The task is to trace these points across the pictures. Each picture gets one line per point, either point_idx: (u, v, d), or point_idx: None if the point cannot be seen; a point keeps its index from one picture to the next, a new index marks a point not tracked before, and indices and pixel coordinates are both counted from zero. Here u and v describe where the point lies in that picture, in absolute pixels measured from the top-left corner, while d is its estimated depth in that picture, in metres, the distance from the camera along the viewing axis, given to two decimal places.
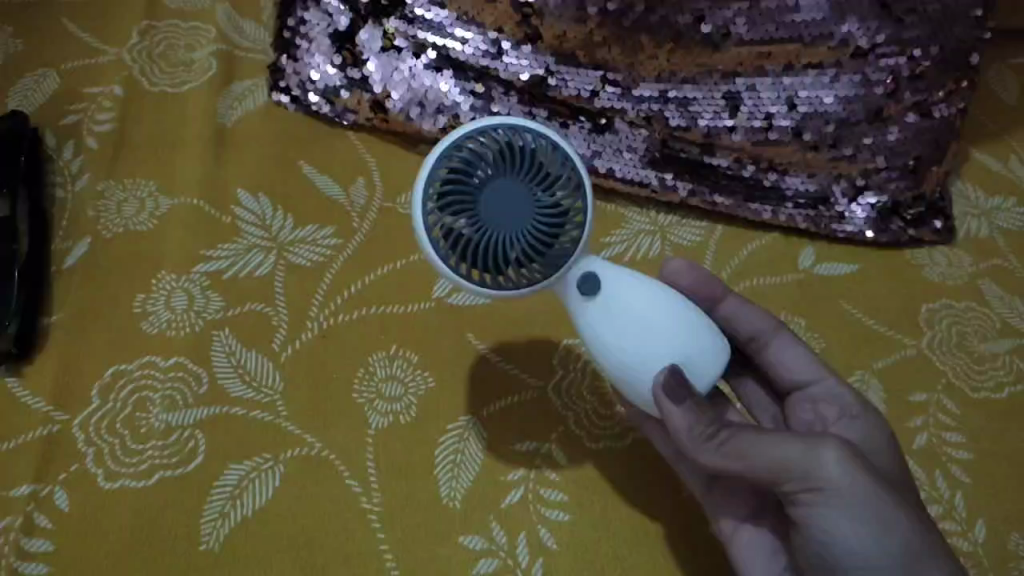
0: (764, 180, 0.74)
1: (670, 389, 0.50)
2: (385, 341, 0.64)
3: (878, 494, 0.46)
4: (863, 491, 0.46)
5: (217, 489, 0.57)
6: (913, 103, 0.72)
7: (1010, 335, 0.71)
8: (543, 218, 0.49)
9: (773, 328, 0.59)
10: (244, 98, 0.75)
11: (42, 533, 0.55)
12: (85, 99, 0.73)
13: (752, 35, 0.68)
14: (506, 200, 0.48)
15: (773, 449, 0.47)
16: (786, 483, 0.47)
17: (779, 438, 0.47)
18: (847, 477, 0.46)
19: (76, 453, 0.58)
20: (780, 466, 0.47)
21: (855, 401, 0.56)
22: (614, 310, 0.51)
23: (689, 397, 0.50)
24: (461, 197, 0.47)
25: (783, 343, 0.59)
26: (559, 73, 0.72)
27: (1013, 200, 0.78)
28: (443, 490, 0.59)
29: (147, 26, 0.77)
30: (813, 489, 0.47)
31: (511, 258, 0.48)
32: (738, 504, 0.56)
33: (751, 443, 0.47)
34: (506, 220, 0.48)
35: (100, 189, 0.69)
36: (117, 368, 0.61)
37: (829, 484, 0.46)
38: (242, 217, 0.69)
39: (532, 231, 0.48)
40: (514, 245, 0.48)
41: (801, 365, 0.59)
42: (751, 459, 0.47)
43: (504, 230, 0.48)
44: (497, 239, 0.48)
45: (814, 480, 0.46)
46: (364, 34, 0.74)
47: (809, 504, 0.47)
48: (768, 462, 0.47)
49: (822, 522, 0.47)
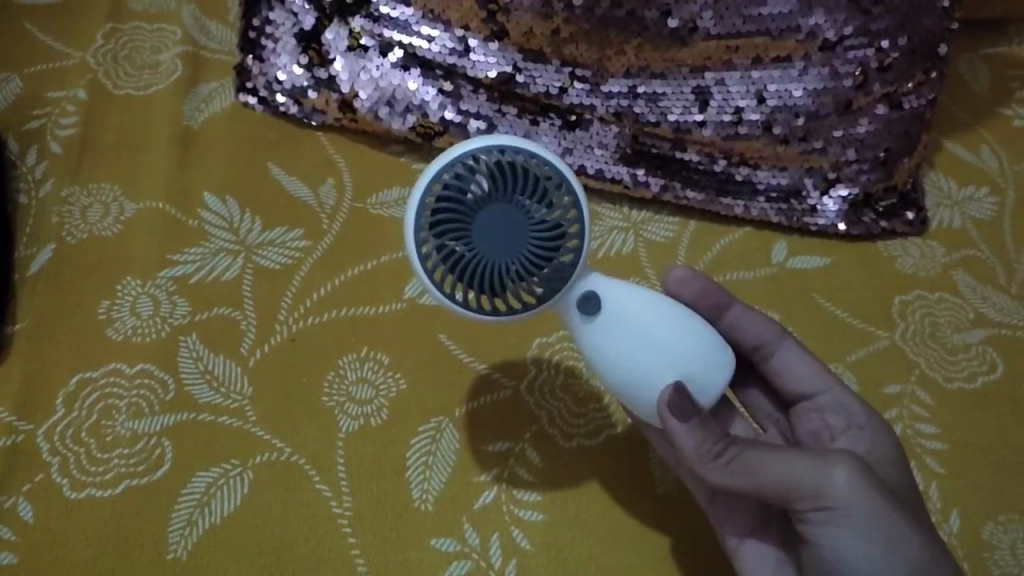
0: (736, 175, 0.74)
1: (675, 407, 0.48)
2: (355, 342, 0.64)
3: (888, 511, 0.46)
4: (873, 510, 0.46)
5: (184, 496, 0.57)
6: (882, 95, 0.71)
7: (983, 325, 0.71)
8: (540, 234, 0.47)
9: (779, 337, 0.59)
10: (211, 100, 0.74)
11: (7, 545, 0.54)
12: (48, 103, 0.72)
13: (719, 30, 0.68)
14: (501, 223, 0.46)
15: (783, 467, 0.47)
16: (796, 501, 0.47)
17: (789, 456, 0.47)
18: (858, 494, 0.46)
19: (40, 463, 0.57)
20: (790, 484, 0.47)
21: (861, 410, 0.56)
22: (616, 327, 0.50)
23: (694, 414, 0.48)
24: (454, 222, 0.46)
25: (788, 352, 0.59)
26: (527, 70, 0.72)
27: (985, 190, 0.78)
28: (414, 493, 0.59)
29: (111, 28, 0.76)
30: (823, 508, 0.47)
31: (508, 279, 0.47)
32: (743, 515, 0.55)
33: (760, 461, 0.47)
34: (502, 241, 0.46)
35: (64, 194, 0.68)
36: (82, 376, 0.60)
37: (839, 502, 0.46)
38: (209, 221, 0.68)
39: (528, 250, 0.47)
40: (512, 264, 0.47)
41: (807, 375, 0.58)
42: (761, 479, 0.47)
43: (499, 251, 0.47)
44: (494, 261, 0.46)
45: (824, 497, 0.46)
46: (329, 33, 0.73)
47: (820, 522, 0.47)
48: (778, 480, 0.47)
49: (832, 540, 0.47)
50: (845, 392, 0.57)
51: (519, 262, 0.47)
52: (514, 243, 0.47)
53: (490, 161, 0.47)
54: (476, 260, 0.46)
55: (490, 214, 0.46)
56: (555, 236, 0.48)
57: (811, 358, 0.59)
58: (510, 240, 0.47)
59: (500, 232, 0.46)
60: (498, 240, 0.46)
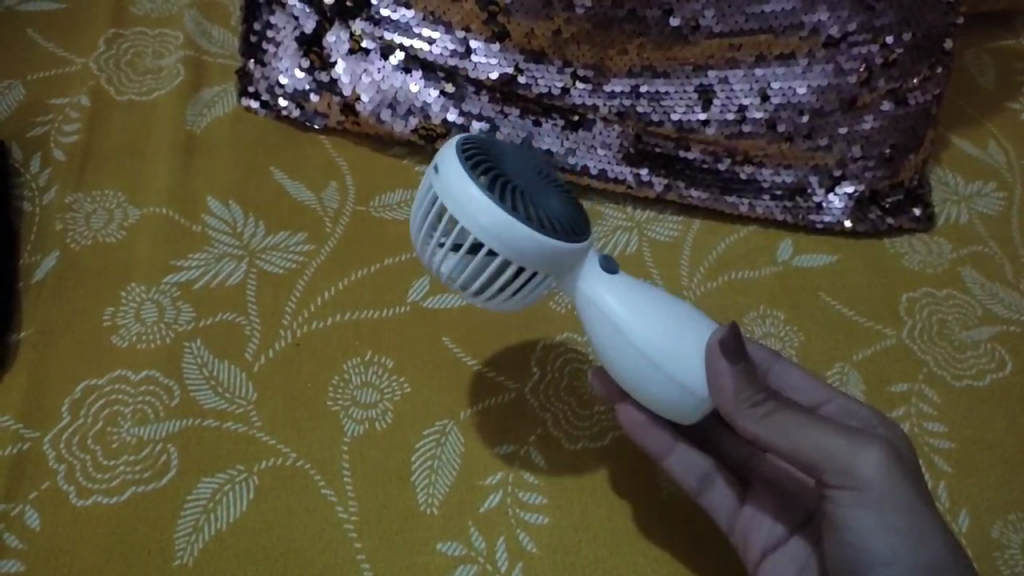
0: (740, 173, 0.74)
1: (727, 347, 0.47)
2: (359, 346, 0.64)
3: (916, 505, 0.45)
4: (902, 494, 0.44)
5: (189, 503, 0.56)
6: (887, 91, 0.71)
7: (991, 322, 0.70)
8: (561, 204, 0.50)
9: (771, 355, 0.58)
10: (213, 104, 0.74)
11: (11, 553, 0.54)
12: (52, 110, 0.72)
13: (721, 28, 0.68)
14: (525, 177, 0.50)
15: (817, 437, 0.45)
16: (825, 474, 0.46)
17: (826, 427, 0.46)
18: (888, 480, 0.44)
19: (46, 471, 0.57)
20: (822, 454, 0.45)
21: (873, 413, 0.53)
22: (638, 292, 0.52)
23: (744, 358, 0.47)
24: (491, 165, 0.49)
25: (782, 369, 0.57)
26: (528, 71, 0.72)
27: (992, 185, 0.77)
28: (420, 497, 0.58)
29: (114, 34, 0.77)
30: (850, 486, 0.45)
31: (542, 220, 0.48)
32: (768, 527, 0.55)
33: (796, 426, 0.46)
34: (532, 193, 0.49)
35: (67, 201, 0.68)
36: (87, 383, 0.60)
37: (867, 484, 0.45)
38: (213, 226, 0.68)
39: (555, 208, 0.49)
40: (544, 211, 0.48)
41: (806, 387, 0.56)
42: (796, 440, 0.46)
43: (531, 197, 0.49)
44: (530, 201, 0.48)
45: (853, 477, 0.45)
46: (331, 36, 0.73)
47: (847, 501, 0.46)
48: (812, 448, 0.45)
49: (856, 524, 0.46)
50: (849, 399, 0.54)
51: (549, 212, 0.49)
52: (543, 196, 0.49)
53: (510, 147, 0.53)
54: (515, 192, 0.48)
55: (521, 172, 0.50)
56: (572, 212, 0.50)
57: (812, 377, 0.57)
58: (540, 193, 0.50)
59: (530, 184, 0.50)
60: (529, 189, 0.49)
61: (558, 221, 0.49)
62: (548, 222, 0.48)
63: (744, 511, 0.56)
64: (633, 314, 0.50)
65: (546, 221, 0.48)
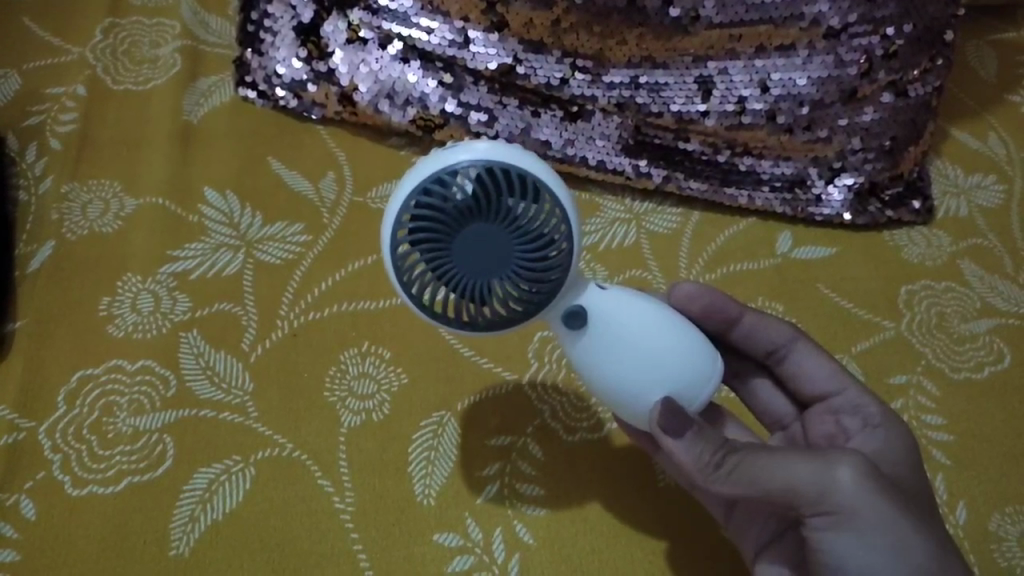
0: (739, 165, 0.74)
1: (667, 425, 0.47)
2: (356, 338, 0.63)
3: (894, 517, 0.44)
4: (877, 510, 0.44)
5: (186, 493, 0.56)
6: (888, 82, 0.71)
7: (991, 315, 0.70)
8: (526, 257, 0.44)
9: (793, 339, 0.57)
10: (210, 94, 0.74)
11: (8, 543, 0.54)
12: (48, 99, 0.72)
13: (721, 18, 0.67)
14: (481, 251, 0.43)
15: (786, 471, 0.44)
16: (800, 507, 0.45)
17: (791, 458, 0.44)
18: (863, 501, 0.43)
19: (41, 461, 0.57)
20: (794, 487, 0.44)
21: (878, 411, 0.54)
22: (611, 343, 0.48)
23: (690, 427, 0.47)
24: (432, 248, 0.43)
25: (802, 355, 0.57)
26: (527, 61, 0.72)
27: (993, 177, 0.77)
28: (417, 488, 0.58)
29: (110, 23, 0.76)
30: (826, 513, 0.44)
31: (489, 301, 0.45)
32: (760, 529, 0.53)
33: (762, 466, 0.45)
34: (486, 264, 0.44)
35: (63, 191, 0.68)
36: (83, 373, 0.60)
37: (841, 507, 0.44)
38: (210, 217, 0.68)
39: (514, 273, 0.44)
40: (494, 287, 0.44)
41: (821, 376, 0.56)
42: (767, 468, 0.44)
43: (486, 273, 0.44)
44: (476, 284, 0.44)
45: (828, 504, 0.44)
46: (328, 26, 0.73)
47: (823, 528, 0.45)
48: (782, 478, 0.44)
49: (837, 548, 0.45)
50: (854, 394, 0.55)
51: (502, 283, 0.45)
52: (501, 265, 0.44)
53: (477, 176, 0.42)
54: (456, 283, 0.44)
55: (481, 234, 0.43)
56: (539, 260, 0.44)
57: (829, 359, 0.57)
58: (497, 259, 0.44)
59: (486, 253, 0.43)
60: (483, 262, 0.43)
61: (515, 286, 0.45)
62: (499, 296, 0.45)
63: (736, 513, 0.54)
64: (600, 368, 0.49)
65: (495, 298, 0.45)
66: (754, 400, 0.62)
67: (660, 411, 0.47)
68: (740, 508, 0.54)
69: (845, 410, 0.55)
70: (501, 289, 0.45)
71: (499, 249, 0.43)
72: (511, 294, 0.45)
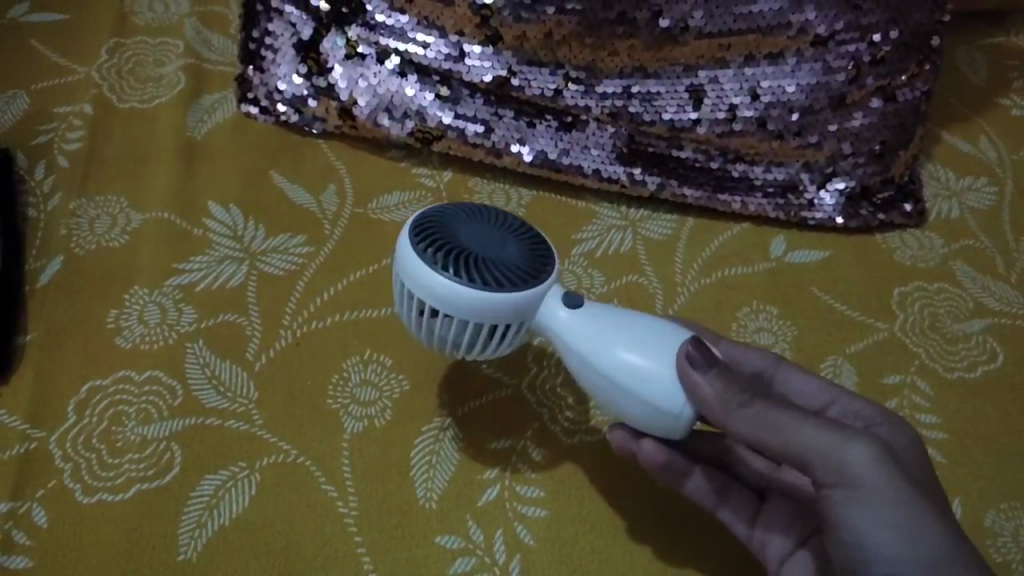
0: (732, 171, 0.75)
1: (696, 360, 0.47)
2: (359, 345, 0.65)
3: (911, 499, 0.43)
4: (894, 486, 0.43)
5: (193, 499, 0.58)
6: (876, 88, 0.72)
7: (984, 315, 0.71)
8: (524, 250, 0.51)
9: (771, 363, 0.57)
10: (214, 110, 0.76)
11: (20, 550, 0.55)
12: (55, 118, 0.74)
13: (711, 28, 0.69)
14: (484, 231, 0.51)
15: (805, 431, 0.44)
16: (816, 472, 0.45)
17: (814, 423, 0.44)
18: (879, 471, 0.43)
19: (52, 470, 0.58)
20: (812, 453, 0.44)
21: (875, 409, 0.53)
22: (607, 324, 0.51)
23: (716, 367, 0.47)
24: (444, 222, 0.51)
25: (787, 375, 0.56)
26: (522, 73, 0.73)
27: (984, 180, 0.78)
28: (419, 492, 0.59)
29: (116, 43, 0.78)
30: (842, 484, 0.44)
31: (500, 277, 0.49)
32: (782, 539, 0.55)
33: (785, 421, 0.45)
34: (490, 246, 0.51)
35: (71, 207, 0.69)
36: (93, 383, 0.62)
37: (858, 478, 0.43)
38: (214, 229, 0.69)
39: (515, 258, 0.51)
40: (502, 264, 0.50)
41: (810, 392, 0.55)
42: (788, 432, 0.45)
43: (493, 254, 0.50)
44: (485, 259, 0.50)
45: (845, 475, 0.43)
46: (328, 42, 0.74)
47: (840, 502, 0.44)
48: (802, 443, 0.44)
49: (851, 523, 0.44)
50: (846, 399, 0.54)
51: (507, 263, 0.50)
52: (503, 250, 0.51)
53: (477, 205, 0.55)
54: (471, 260, 0.49)
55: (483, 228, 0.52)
56: (532, 255, 0.51)
57: (813, 376, 0.56)
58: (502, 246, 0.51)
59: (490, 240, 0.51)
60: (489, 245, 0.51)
61: (519, 268, 0.50)
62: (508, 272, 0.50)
63: (758, 524, 0.56)
64: (604, 346, 0.50)
65: (505, 275, 0.49)
66: None
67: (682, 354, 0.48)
68: (762, 521, 0.56)
69: (846, 416, 0.53)
70: (507, 269, 0.50)
71: (500, 241, 0.51)
72: (516, 273, 0.50)
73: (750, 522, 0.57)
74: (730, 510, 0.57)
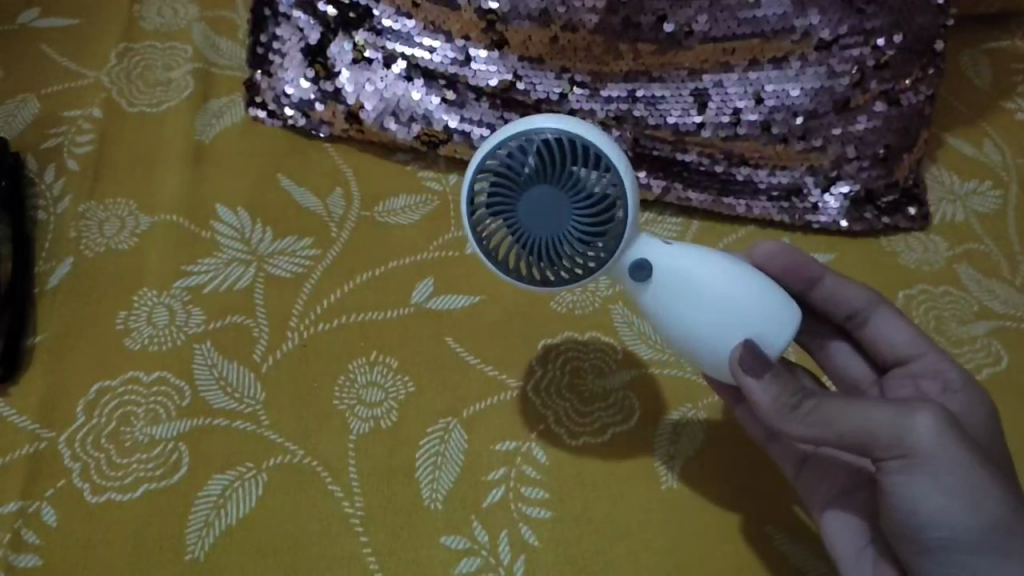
0: (737, 175, 0.75)
1: (748, 364, 0.48)
2: (364, 347, 0.65)
3: (970, 467, 0.45)
4: (955, 459, 0.45)
5: (201, 499, 0.58)
6: (880, 92, 0.72)
7: (988, 318, 0.71)
8: (587, 218, 0.49)
9: (872, 303, 0.59)
10: (222, 114, 0.76)
11: (31, 549, 0.56)
12: (65, 122, 0.74)
13: (715, 33, 0.69)
14: (543, 209, 0.48)
15: (863, 415, 0.46)
16: (874, 451, 0.46)
17: (875, 402, 0.46)
18: (941, 446, 0.45)
19: (61, 470, 0.59)
20: (871, 431, 0.46)
21: (958, 375, 0.55)
22: (676, 289, 0.51)
23: (770, 370, 0.48)
24: (501, 200, 0.49)
25: (882, 318, 0.59)
26: (527, 77, 0.74)
27: (988, 183, 0.78)
28: (424, 492, 0.60)
29: (125, 48, 0.79)
30: (902, 456, 0.46)
31: (565, 261, 0.50)
32: (828, 485, 0.57)
33: (842, 409, 0.46)
34: (551, 230, 0.49)
35: (81, 210, 0.70)
36: (101, 384, 0.62)
37: (918, 452, 0.45)
38: (221, 232, 0.70)
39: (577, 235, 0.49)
40: (564, 248, 0.49)
41: (902, 339, 0.58)
42: (846, 413, 0.46)
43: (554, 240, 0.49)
44: (547, 248, 0.49)
45: (906, 448, 0.45)
46: (334, 47, 0.75)
47: (896, 471, 0.46)
48: (859, 425, 0.46)
49: (908, 490, 0.46)
50: (936, 358, 0.57)
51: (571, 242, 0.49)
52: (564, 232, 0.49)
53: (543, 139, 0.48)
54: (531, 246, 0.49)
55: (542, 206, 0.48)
56: (596, 220, 0.49)
57: (906, 323, 0.59)
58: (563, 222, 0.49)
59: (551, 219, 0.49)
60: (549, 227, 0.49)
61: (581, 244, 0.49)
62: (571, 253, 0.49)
63: (805, 467, 0.58)
64: (669, 317, 0.51)
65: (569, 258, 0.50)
66: (828, 362, 0.64)
67: (733, 359, 0.49)
68: (811, 465, 0.58)
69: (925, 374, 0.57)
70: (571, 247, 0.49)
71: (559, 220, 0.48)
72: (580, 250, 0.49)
73: (799, 460, 0.59)
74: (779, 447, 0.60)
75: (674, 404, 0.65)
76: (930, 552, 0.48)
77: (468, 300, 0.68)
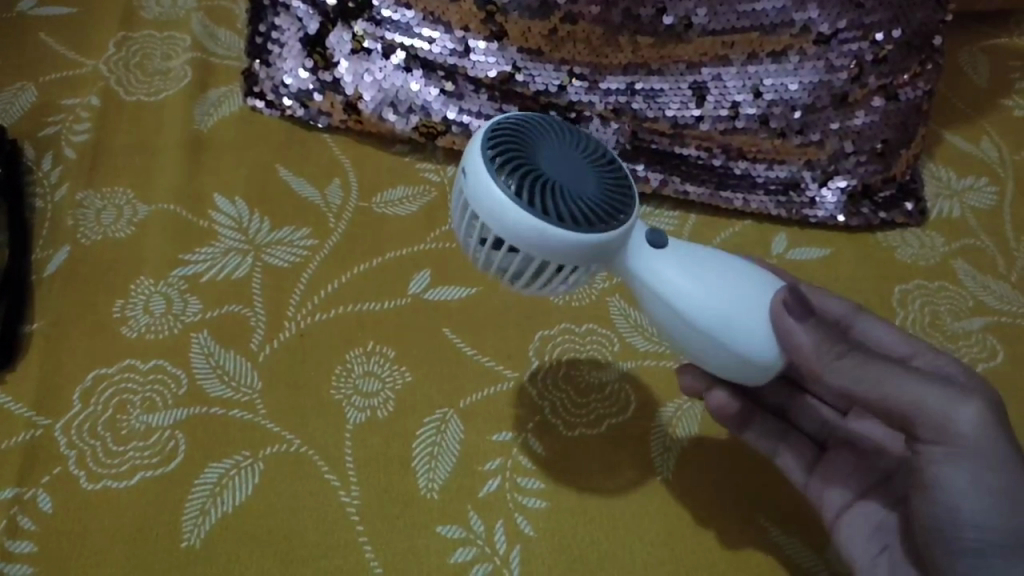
0: (734, 169, 0.75)
1: (791, 305, 0.47)
2: (362, 337, 0.65)
3: (1015, 461, 0.45)
4: (1001, 444, 0.44)
5: (197, 487, 0.58)
6: (878, 87, 0.73)
7: (983, 313, 0.71)
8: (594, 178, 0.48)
9: (851, 310, 0.58)
10: (220, 104, 0.76)
11: (25, 535, 0.55)
12: (63, 110, 0.74)
13: (714, 26, 0.70)
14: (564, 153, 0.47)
15: (913, 386, 0.45)
16: (917, 428, 0.46)
17: (920, 375, 0.46)
18: (988, 433, 0.44)
19: (57, 457, 0.59)
20: (921, 405, 0.45)
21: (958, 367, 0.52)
22: (698, 259, 0.50)
23: (813, 314, 0.48)
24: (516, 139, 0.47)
25: (867, 324, 0.57)
26: (525, 69, 0.74)
27: (985, 180, 0.79)
28: (421, 483, 0.60)
29: (123, 37, 0.79)
30: (947, 441, 0.45)
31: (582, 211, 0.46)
32: (844, 487, 0.57)
33: (887, 377, 0.46)
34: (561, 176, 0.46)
35: (79, 198, 0.70)
36: (98, 372, 0.62)
37: (963, 436, 0.44)
38: (219, 222, 0.70)
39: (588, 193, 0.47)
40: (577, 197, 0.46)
41: (894, 342, 0.56)
42: (887, 390, 0.45)
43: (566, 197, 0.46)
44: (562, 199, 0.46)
45: (950, 431, 0.45)
46: (333, 37, 0.75)
47: (939, 458, 0.46)
48: (905, 394, 0.45)
49: (949, 479, 0.46)
50: (930, 356, 0.54)
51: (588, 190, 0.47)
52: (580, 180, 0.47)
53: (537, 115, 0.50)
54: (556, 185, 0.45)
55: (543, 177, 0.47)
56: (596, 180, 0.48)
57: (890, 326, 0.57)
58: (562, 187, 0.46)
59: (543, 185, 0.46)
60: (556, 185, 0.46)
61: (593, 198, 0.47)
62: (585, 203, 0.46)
63: (816, 472, 0.59)
64: (702, 279, 0.49)
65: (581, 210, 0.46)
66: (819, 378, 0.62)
67: (775, 302, 0.48)
68: (822, 470, 0.59)
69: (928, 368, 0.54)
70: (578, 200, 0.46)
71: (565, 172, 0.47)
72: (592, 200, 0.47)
73: (808, 470, 0.59)
74: (788, 458, 0.60)
75: (670, 397, 0.65)
76: (964, 552, 0.47)
77: (465, 292, 0.69)
